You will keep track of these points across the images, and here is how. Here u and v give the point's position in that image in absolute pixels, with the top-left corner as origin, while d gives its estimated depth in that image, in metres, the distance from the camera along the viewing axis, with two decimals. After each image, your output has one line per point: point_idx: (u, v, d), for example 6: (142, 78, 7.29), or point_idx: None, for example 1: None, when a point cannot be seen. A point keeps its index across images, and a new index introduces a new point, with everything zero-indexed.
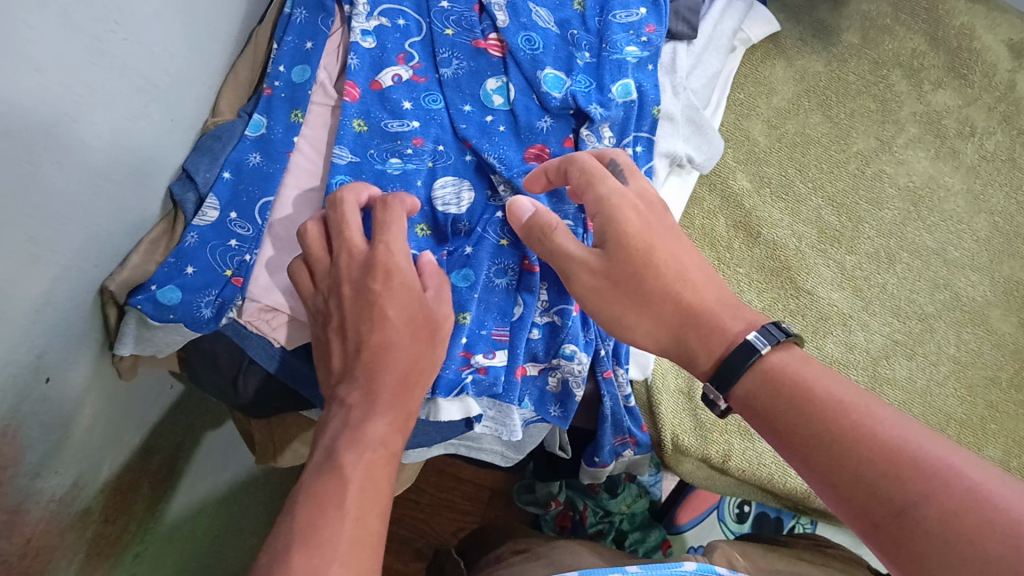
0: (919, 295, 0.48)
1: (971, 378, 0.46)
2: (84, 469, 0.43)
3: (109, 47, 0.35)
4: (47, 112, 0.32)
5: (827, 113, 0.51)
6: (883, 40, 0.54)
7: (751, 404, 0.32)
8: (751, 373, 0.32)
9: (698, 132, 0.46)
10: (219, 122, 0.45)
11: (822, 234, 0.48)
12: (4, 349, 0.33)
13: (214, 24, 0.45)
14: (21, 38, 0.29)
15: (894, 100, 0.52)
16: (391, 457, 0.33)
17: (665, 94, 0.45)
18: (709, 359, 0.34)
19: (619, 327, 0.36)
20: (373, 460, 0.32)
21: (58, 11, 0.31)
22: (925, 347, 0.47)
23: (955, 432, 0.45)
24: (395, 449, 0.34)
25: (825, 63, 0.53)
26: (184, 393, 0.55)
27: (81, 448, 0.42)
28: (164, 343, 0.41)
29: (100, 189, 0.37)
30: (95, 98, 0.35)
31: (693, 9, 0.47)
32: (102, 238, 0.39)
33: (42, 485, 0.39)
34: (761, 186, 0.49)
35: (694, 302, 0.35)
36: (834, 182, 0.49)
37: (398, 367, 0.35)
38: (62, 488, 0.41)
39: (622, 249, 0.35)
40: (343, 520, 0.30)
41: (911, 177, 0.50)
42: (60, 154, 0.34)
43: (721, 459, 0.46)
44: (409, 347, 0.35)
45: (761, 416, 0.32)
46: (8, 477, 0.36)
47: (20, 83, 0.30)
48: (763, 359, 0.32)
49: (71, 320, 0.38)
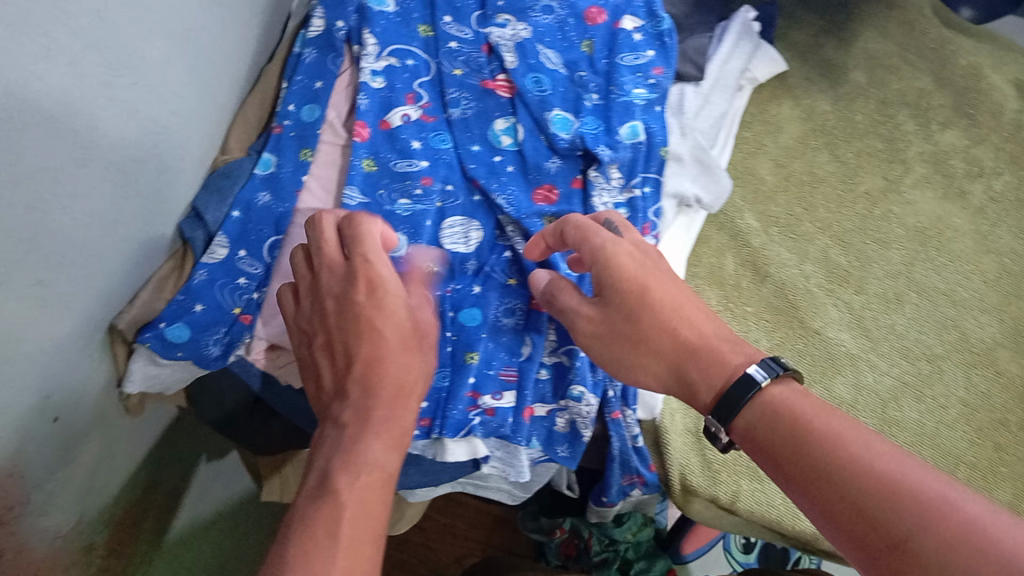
0: (927, 335, 0.47)
1: (982, 421, 0.45)
2: (88, 504, 0.43)
3: (119, 91, 0.35)
4: (54, 158, 0.32)
5: (835, 153, 0.51)
6: (890, 78, 0.54)
7: (752, 438, 0.31)
8: (752, 406, 0.31)
9: (706, 172, 0.45)
10: (229, 160, 0.46)
11: (830, 273, 0.48)
12: (11, 391, 0.33)
13: (225, 64, 0.45)
14: (34, 88, 0.29)
15: (902, 139, 0.52)
16: (387, 478, 0.32)
17: (672, 133, 0.45)
18: (708, 393, 0.33)
19: (617, 367, 0.36)
20: (367, 479, 0.31)
21: (70, 60, 0.31)
22: (934, 389, 0.45)
23: (966, 474, 0.44)
24: (391, 466, 0.32)
25: (831, 102, 0.53)
26: (189, 425, 0.55)
27: (85, 484, 0.42)
28: (171, 381, 0.41)
29: (109, 230, 0.37)
30: (108, 138, 0.35)
31: (699, 50, 0.48)
32: (111, 277, 0.39)
33: (47, 523, 0.39)
34: (769, 224, 0.49)
35: (691, 338, 0.34)
36: (843, 221, 0.49)
37: (388, 379, 0.34)
38: (67, 526, 0.41)
39: (616, 292, 0.36)
40: (335, 551, 0.28)
41: (919, 218, 0.50)
42: (69, 198, 0.34)
43: (729, 499, 0.46)
44: (401, 359, 0.34)
45: (760, 450, 0.30)
46: (13, 517, 0.35)
47: (30, 131, 0.30)
48: (764, 393, 0.31)
49: (79, 359, 0.38)
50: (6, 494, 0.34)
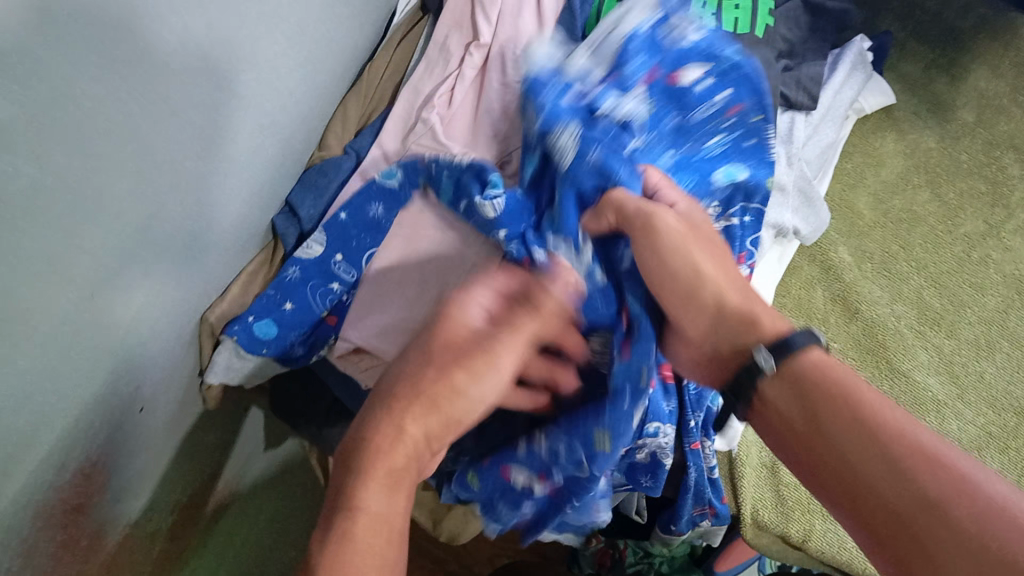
0: (1018, 386, 0.45)
1: None
2: (161, 490, 0.44)
3: (229, 85, 0.35)
4: (161, 153, 0.32)
5: (936, 192, 0.50)
6: (998, 120, 0.53)
7: (771, 407, 0.27)
8: (783, 368, 0.27)
9: (807, 204, 0.44)
10: (325, 156, 0.45)
11: (922, 314, 0.47)
12: (105, 381, 0.33)
13: (327, 61, 0.45)
14: (148, 82, 0.29)
15: (1006, 183, 0.51)
16: (393, 538, 0.26)
17: (779, 163, 0.44)
18: (729, 371, 0.30)
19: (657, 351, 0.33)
20: (366, 540, 0.25)
21: (184, 54, 0.31)
22: (1019, 441, 0.43)
23: None
24: (399, 520, 0.27)
25: (937, 139, 0.52)
26: None
27: (160, 473, 0.42)
28: (251, 373, 0.41)
29: (208, 224, 0.37)
30: (209, 132, 0.35)
31: (815, 78, 0.46)
32: (206, 270, 0.39)
33: (121, 509, 0.39)
34: (863, 260, 0.49)
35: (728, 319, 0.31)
36: (938, 263, 0.48)
37: (411, 404, 0.29)
38: (139, 512, 0.41)
39: (657, 272, 0.32)
40: None
41: (1018, 266, 0.48)
42: (173, 192, 0.34)
43: (800, 538, 0.44)
44: (433, 374, 0.29)
45: (783, 424, 0.27)
46: (92, 505, 0.36)
47: (140, 125, 0.30)
48: (797, 355, 0.27)
49: (169, 350, 0.38)
50: (90, 484, 0.35)
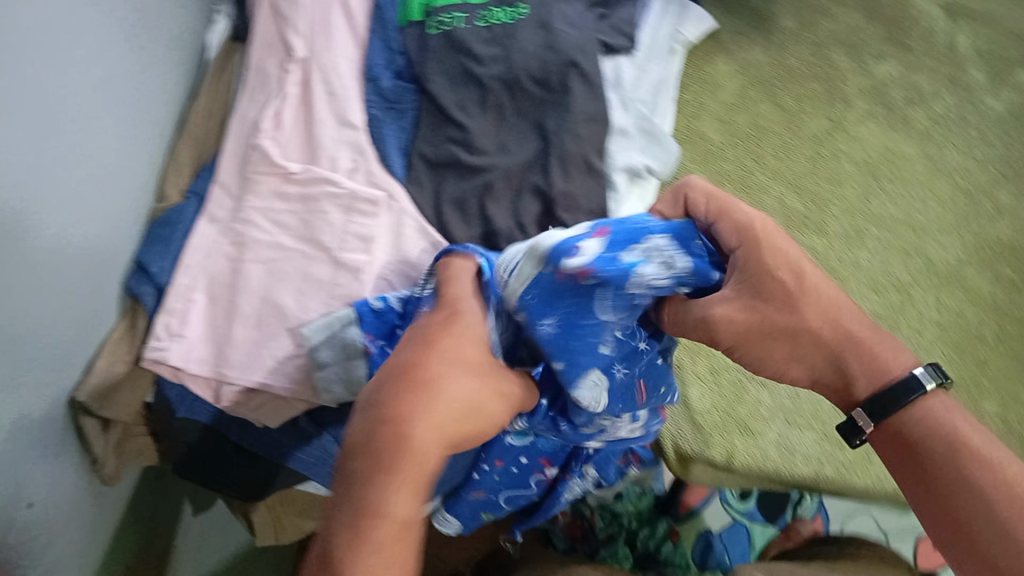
0: (895, 266, 0.47)
1: (958, 338, 0.45)
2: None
3: (52, 153, 0.35)
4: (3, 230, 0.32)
5: (775, 101, 0.52)
6: (819, 19, 0.55)
7: (899, 438, 0.32)
8: (909, 408, 0.32)
9: (653, 141, 0.48)
10: (166, 208, 0.45)
11: (789, 219, 0.48)
12: None
13: (149, 110, 0.45)
14: None
15: (837, 77, 0.53)
16: (407, 532, 0.26)
17: (615, 109, 0.48)
18: (867, 386, 0.33)
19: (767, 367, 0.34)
20: (385, 546, 0.26)
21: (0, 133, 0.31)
22: (907, 317, 0.46)
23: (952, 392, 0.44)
24: (411, 517, 0.27)
25: (764, 51, 0.54)
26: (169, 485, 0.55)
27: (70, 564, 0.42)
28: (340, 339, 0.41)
29: (63, 296, 0.37)
30: (47, 202, 0.35)
31: (627, 21, 0.50)
32: (69, 344, 0.39)
33: None
34: (720, 182, 0.49)
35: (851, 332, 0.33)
36: (793, 167, 0.50)
37: (427, 417, 0.28)
38: None
39: (767, 285, 0.32)
40: None
41: (865, 151, 0.50)
42: (20, 270, 0.33)
43: (724, 459, 0.46)
44: (444, 397, 0.29)
45: (908, 453, 0.32)
46: None
47: None
48: (924, 398, 0.32)
49: (44, 440, 0.38)
50: None
